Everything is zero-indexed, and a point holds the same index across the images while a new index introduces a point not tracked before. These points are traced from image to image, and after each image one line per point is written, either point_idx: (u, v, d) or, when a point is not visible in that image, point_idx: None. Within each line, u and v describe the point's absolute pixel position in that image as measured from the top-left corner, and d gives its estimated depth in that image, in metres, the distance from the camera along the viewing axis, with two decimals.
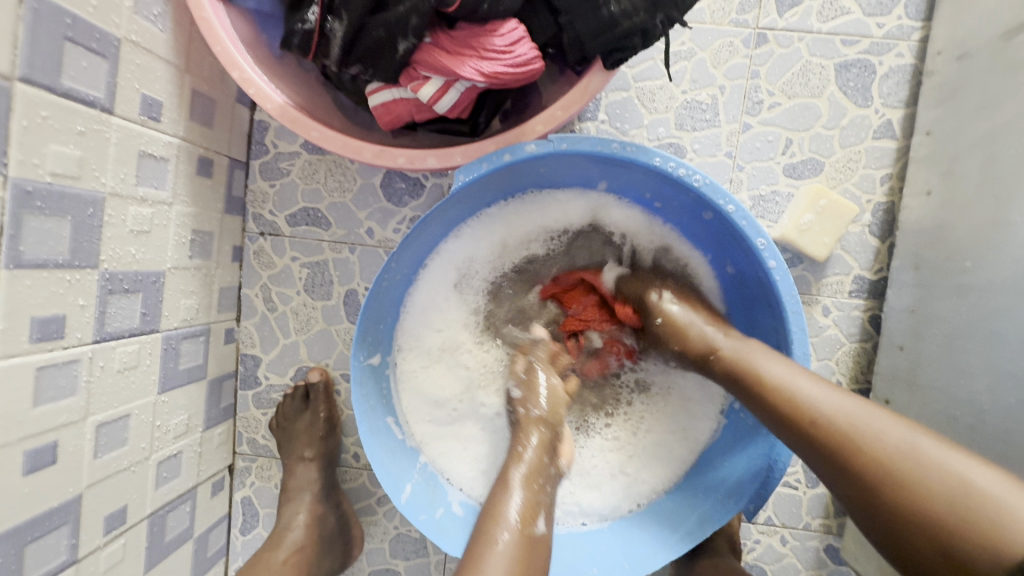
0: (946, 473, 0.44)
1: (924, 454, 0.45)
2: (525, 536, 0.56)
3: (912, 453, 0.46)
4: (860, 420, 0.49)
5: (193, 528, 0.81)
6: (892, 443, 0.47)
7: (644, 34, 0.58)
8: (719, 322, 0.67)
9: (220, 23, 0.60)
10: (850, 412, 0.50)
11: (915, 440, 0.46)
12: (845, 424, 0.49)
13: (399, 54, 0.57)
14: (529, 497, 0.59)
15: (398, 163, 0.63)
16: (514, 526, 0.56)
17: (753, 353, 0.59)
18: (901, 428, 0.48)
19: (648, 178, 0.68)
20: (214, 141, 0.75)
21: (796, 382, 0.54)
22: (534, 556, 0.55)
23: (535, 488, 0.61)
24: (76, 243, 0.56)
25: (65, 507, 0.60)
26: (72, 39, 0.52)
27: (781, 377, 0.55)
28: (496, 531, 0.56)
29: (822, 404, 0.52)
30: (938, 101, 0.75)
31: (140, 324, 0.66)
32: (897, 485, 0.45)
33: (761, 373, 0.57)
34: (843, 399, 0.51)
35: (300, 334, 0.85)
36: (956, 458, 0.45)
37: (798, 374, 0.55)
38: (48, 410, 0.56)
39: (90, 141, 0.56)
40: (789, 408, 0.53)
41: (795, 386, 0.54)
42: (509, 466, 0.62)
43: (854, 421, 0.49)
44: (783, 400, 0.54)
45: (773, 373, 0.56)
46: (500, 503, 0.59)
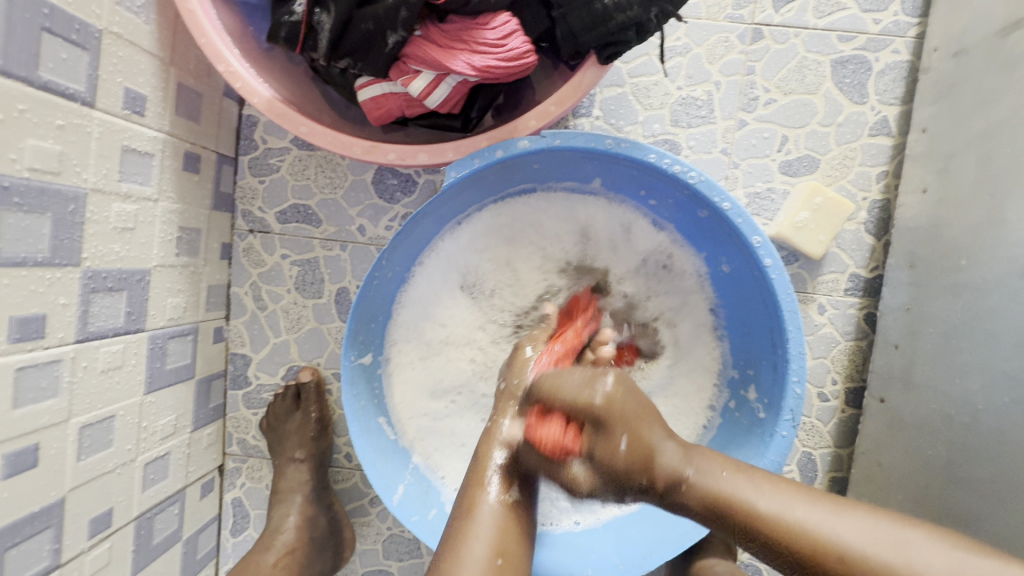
0: None
1: (892, 554, 0.42)
2: (503, 503, 0.57)
3: (881, 552, 0.42)
4: (819, 523, 0.45)
5: (182, 530, 0.79)
6: (864, 545, 0.43)
7: (639, 28, 0.56)
8: (649, 411, 0.53)
9: (205, 15, 0.59)
10: (808, 516, 0.46)
11: (878, 536, 0.43)
12: (859, 557, 0.42)
13: (389, 47, 0.56)
14: (510, 465, 0.59)
15: (389, 159, 0.62)
16: (496, 495, 0.57)
17: (684, 459, 0.52)
18: (863, 525, 0.44)
19: (643, 174, 0.67)
20: (201, 137, 0.73)
21: (744, 490, 0.49)
22: (514, 521, 0.56)
23: (516, 455, 0.59)
24: (56, 240, 0.55)
25: (46, 511, 0.58)
26: (50, 30, 0.51)
27: (765, 504, 0.47)
28: (478, 501, 0.56)
29: (828, 534, 0.44)
30: (934, 98, 0.74)
31: (125, 324, 0.65)
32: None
33: (700, 484, 0.50)
34: (842, 519, 0.45)
35: (290, 332, 0.83)
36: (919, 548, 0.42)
37: (740, 479, 0.50)
38: (29, 412, 0.54)
39: (70, 135, 0.55)
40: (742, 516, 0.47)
41: (791, 517, 0.46)
42: (488, 441, 0.60)
43: (853, 546, 0.43)
44: (732, 509, 0.48)
45: (705, 481, 0.50)
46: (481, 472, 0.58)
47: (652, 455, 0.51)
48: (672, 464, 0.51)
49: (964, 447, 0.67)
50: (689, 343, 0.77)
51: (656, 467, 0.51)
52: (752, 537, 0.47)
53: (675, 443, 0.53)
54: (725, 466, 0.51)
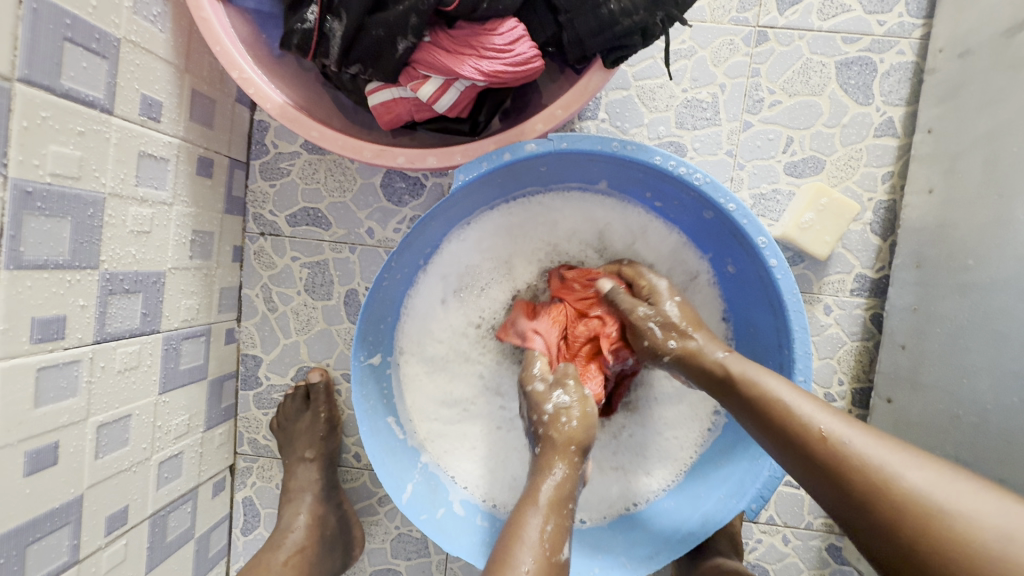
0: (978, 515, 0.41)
1: (951, 497, 0.42)
2: (551, 562, 0.55)
3: (933, 489, 0.43)
4: (879, 454, 0.47)
5: (195, 529, 0.81)
6: (916, 480, 0.44)
7: (644, 32, 0.57)
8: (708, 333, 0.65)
9: (219, 23, 0.61)
10: (868, 446, 0.47)
11: (937, 478, 0.44)
12: (867, 458, 0.47)
13: (398, 54, 0.57)
14: (557, 523, 0.57)
15: (398, 163, 0.63)
16: (541, 553, 0.55)
17: (757, 372, 0.57)
18: (921, 466, 0.45)
19: (648, 176, 0.67)
20: (214, 142, 0.75)
21: (816, 416, 0.51)
22: None
23: (562, 511, 0.58)
24: (76, 243, 0.56)
25: (66, 508, 0.60)
26: (71, 39, 0.52)
27: (794, 404, 0.53)
28: (521, 558, 0.54)
29: (843, 438, 0.48)
30: (939, 99, 0.74)
31: (141, 325, 0.66)
32: (930, 529, 0.42)
33: (772, 399, 0.54)
34: (859, 431, 0.49)
35: (300, 334, 0.85)
36: (983, 497, 0.42)
37: (811, 403, 0.53)
38: (49, 411, 0.56)
39: (90, 141, 0.56)
40: (808, 438, 0.50)
41: (815, 421, 0.51)
42: (536, 487, 0.59)
43: (859, 447, 0.47)
44: (804, 434, 0.50)
45: (781, 396, 0.54)
46: (521, 525, 0.56)
47: (710, 356, 0.61)
48: (750, 376, 0.57)
49: (973, 446, 0.67)
50: None
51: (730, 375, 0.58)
52: (816, 462, 0.49)
53: (708, 336, 0.63)
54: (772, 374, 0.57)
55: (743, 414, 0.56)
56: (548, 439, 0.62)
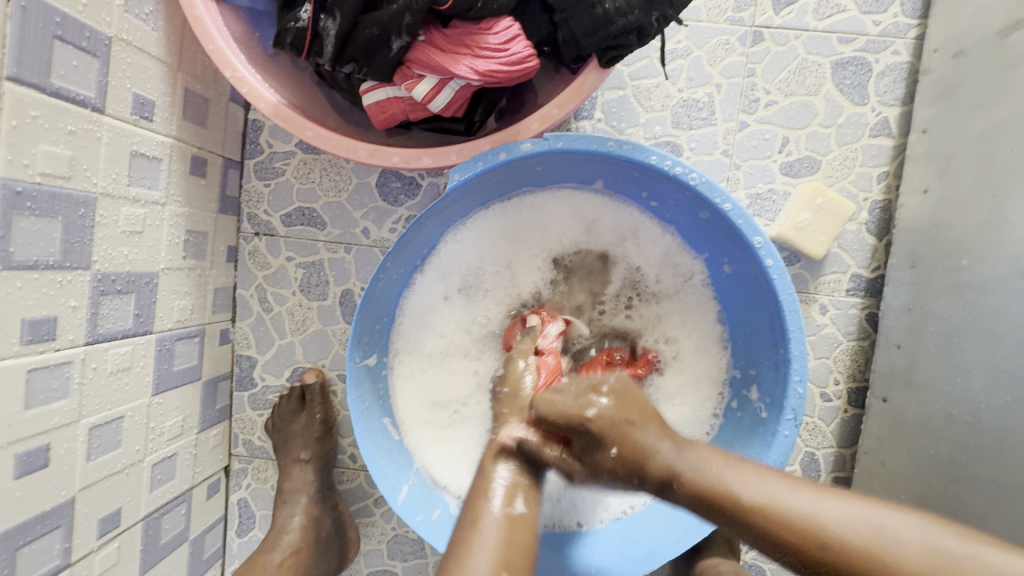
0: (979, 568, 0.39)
1: (944, 555, 0.40)
2: (509, 517, 0.52)
3: (854, 525, 0.42)
4: (862, 524, 0.42)
5: (189, 531, 0.80)
6: (839, 520, 0.43)
7: (640, 32, 0.57)
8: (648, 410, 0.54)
9: (212, 21, 0.60)
10: (786, 498, 0.45)
11: (852, 510, 0.44)
12: (853, 536, 0.42)
13: (393, 52, 0.57)
14: (509, 476, 0.55)
15: (393, 163, 0.63)
16: (496, 509, 0.52)
17: (638, 430, 0.51)
18: (902, 523, 0.42)
19: (644, 176, 0.67)
20: (207, 141, 0.74)
21: (735, 478, 0.48)
22: (520, 538, 0.51)
23: (517, 466, 0.56)
24: (67, 243, 0.56)
25: (57, 510, 0.59)
26: (61, 37, 0.52)
27: (759, 495, 0.46)
28: (478, 518, 0.52)
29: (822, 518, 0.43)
30: (934, 99, 0.75)
31: (134, 326, 0.66)
32: None
33: (730, 493, 0.47)
34: (832, 503, 0.44)
35: (295, 334, 0.84)
36: (899, 520, 0.42)
37: (772, 483, 0.47)
38: (41, 413, 0.55)
39: (81, 141, 0.56)
40: (731, 507, 0.46)
41: (789, 506, 0.45)
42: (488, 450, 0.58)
43: (841, 528, 0.43)
44: (780, 529, 0.44)
45: (692, 459, 0.50)
46: (482, 482, 0.55)
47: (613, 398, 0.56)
48: (626, 437, 0.51)
49: (967, 445, 0.67)
50: (692, 344, 0.77)
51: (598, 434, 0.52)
52: (738, 519, 0.46)
53: (657, 427, 0.52)
54: (716, 458, 0.50)
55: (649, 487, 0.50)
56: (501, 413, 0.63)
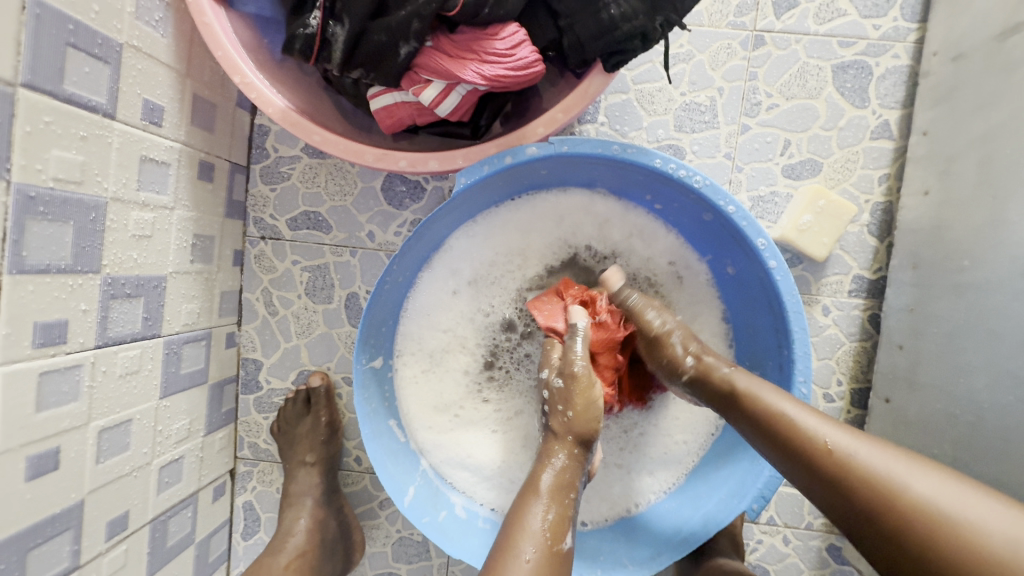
0: (982, 527, 0.41)
1: (955, 507, 0.42)
2: (555, 552, 0.55)
3: (935, 497, 0.43)
4: (882, 466, 0.46)
5: (195, 534, 0.80)
6: (922, 491, 0.44)
7: (644, 37, 0.58)
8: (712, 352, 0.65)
9: (221, 28, 0.61)
10: (874, 458, 0.47)
11: (941, 487, 0.44)
12: (869, 468, 0.46)
13: (400, 58, 0.57)
14: (560, 511, 0.58)
15: (400, 166, 0.64)
16: (543, 540, 0.55)
17: (766, 389, 0.57)
18: (923, 473, 0.45)
19: (648, 179, 0.68)
20: (215, 146, 0.75)
21: (779, 402, 0.55)
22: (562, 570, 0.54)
23: (566, 501, 0.59)
24: (78, 247, 0.56)
25: (67, 513, 0.59)
26: (74, 45, 0.52)
27: (795, 417, 0.53)
28: (522, 547, 0.54)
29: (845, 448, 0.49)
30: (934, 102, 0.75)
31: (142, 329, 0.66)
32: (937, 542, 0.41)
33: (775, 415, 0.54)
34: (859, 441, 0.49)
35: (301, 337, 0.85)
36: (980, 503, 0.42)
37: (817, 416, 0.52)
38: (51, 416, 0.56)
39: (92, 146, 0.56)
40: (813, 452, 0.50)
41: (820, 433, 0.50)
42: (540, 472, 0.61)
43: (861, 457, 0.47)
44: (807, 448, 0.50)
45: (789, 415, 0.53)
46: (525, 513, 0.57)
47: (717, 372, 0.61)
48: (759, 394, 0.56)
49: (969, 444, 0.67)
50: None
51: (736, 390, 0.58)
52: (772, 437, 0.54)
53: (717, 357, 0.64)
54: (770, 387, 0.57)
55: (757, 435, 0.55)
56: (553, 433, 0.64)
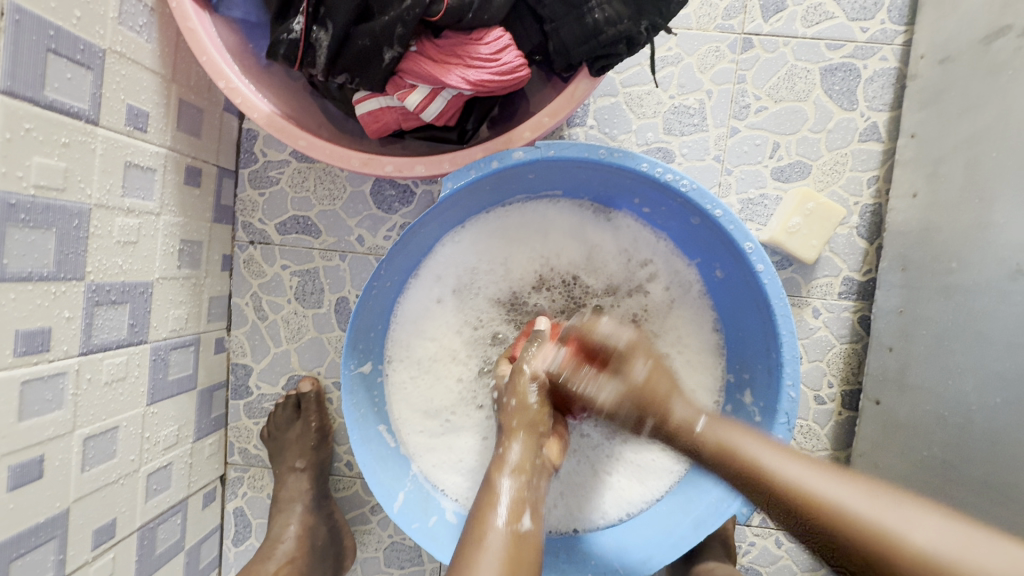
0: (998, 575, 0.37)
1: (962, 553, 0.39)
2: (513, 533, 0.55)
3: (909, 528, 0.41)
4: (876, 512, 0.43)
5: (184, 541, 0.80)
6: (920, 536, 0.40)
7: (629, 41, 0.57)
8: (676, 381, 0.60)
9: (205, 32, 0.61)
10: (843, 492, 0.45)
11: (938, 529, 0.40)
12: (863, 515, 0.43)
13: (385, 63, 0.57)
14: (518, 495, 0.58)
15: (386, 171, 0.63)
16: (502, 525, 0.55)
17: (729, 428, 0.54)
18: (919, 516, 0.42)
19: (636, 183, 0.68)
20: (202, 151, 0.74)
21: (758, 453, 0.51)
22: (521, 552, 0.53)
23: (523, 485, 0.59)
24: (61, 255, 0.56)
25: (51, 522, 0.59)
26: (55, 51, 0.52)
27: (777, 466, 0.49)
28: (483, 531, 0.54)
29: (832, 494, 0.45)
30: (921, 104, 0.75)
31: (128, 336, 0.66)
32: None
33: (757, 467, 0.49)
34: (845, 485, 0.45)
35: (291, 342, 0.84)
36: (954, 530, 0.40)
37: (798, 464, 0.49)
38: (34, 424, 0.55)
39: (75, 152, 0.56)
40: (796, 504, 0.46)
41: (805, 481, 0.47)
42: (495, 470, 0.61)
43: (851, 505, 0.44)
44: (793, 499, 0.46)
45: (769, 464, 0.49)
46: (488, 503, 0.57)
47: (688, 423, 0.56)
48: (722, 434, 0.54)
49: (958, 446, 0.68)
50: (684, 349, 0.78)
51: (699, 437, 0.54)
52: (758, 495, 0.49)
53: (687, 402, 0.59)
54: (746, 435, 0.53)
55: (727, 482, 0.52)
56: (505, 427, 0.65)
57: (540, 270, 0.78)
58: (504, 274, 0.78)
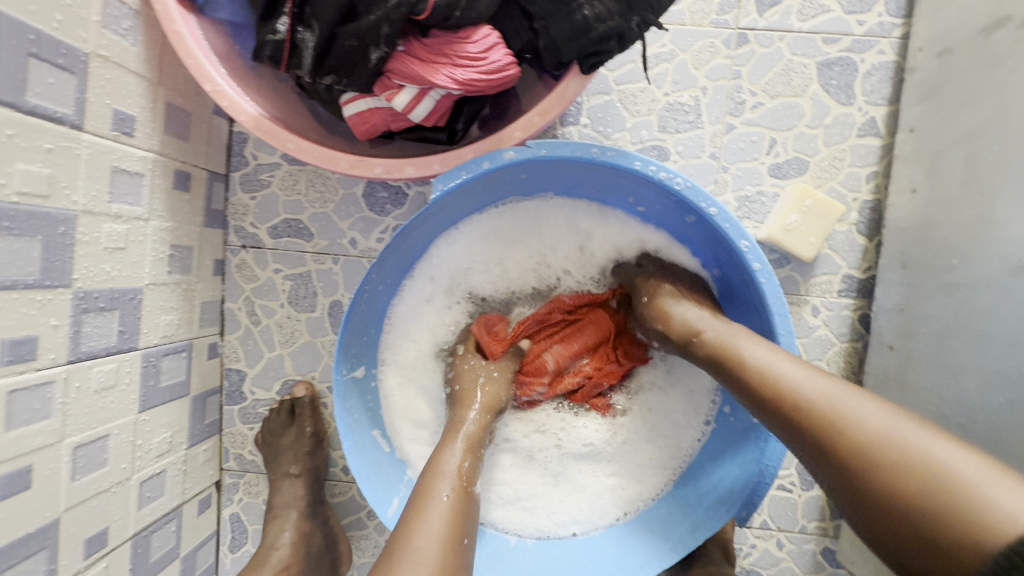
0: (909, 446, 0.41)
1: (888, 430, 0.43)
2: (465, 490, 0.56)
3: (891, 435, 0.42)
4: (827, 396, 0.47)
5: (180, 548, 0.79)
6: (858, 416, 0.44)
7: (620, 37, 0.56)
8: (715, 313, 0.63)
9: (190, 35, 0.60)
10: (835, 400, 0.46)
11: (881, 412, 0.44)
12: (816, 400, 0.47)
13: (372, 63, 0.56)
14: (470, 461, 0.59)
15: (375, 173, 0.62)
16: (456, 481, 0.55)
17: (733, 334, 0.57)
18: (866, 402, 0.45)
19: (630, 182, 0.67)
20: (191, 155, 0.74)
21: (743, 344, 0.55)
22: (471, 505, 0.55)
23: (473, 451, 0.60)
24: (47, 262, 0.55)
25: (41, 532, 0.58)
26: (36, 55, 0.51)
27: (755, 355, 0.54)
28: (437, 486, 0.54)
29: (795, 381, 0.49)
30: (920, 98, 0.74)
31: (118, 342, 0.65)
32: (869, 462, 0.42)
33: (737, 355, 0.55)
34: (807, 374, 0.50)
35: (285, 347, 0.84)
36: (944, 444, 0.41)
37: (780, 356, 0.53)
38: (22, 434, 0.55)
39: (59, 158, 0.55)
40: (764, 386, 0.51)
41: (775, 370, 0.51)
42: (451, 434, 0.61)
43: (807, 390, 0.48)
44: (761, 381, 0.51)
45: (750, 354, 0.54)
46: (441, 461, 0.58)
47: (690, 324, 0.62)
48: (733, 346, 0.56)
49: None
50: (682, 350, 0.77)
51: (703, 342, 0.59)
52: (733, 377, 0.55)
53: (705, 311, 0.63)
54: (739, 329, 0.58)
55: (745, 398, 0.53)
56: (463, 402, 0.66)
57: (536, 270, 0.78)
58: (495, 276, 0.78)
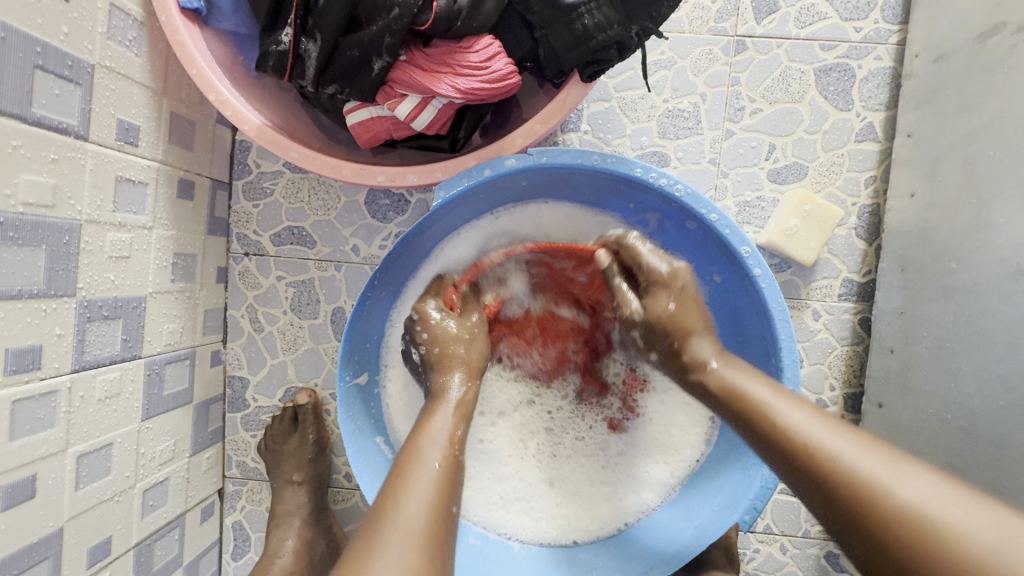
0: (970, 529, 0.38)
1: (944, 509, 0.40)
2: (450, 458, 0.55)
3: (929, 507, 0.40)
4: (870, 465, 0.44)
5: (182, 556, 0.79)
6: (909, 492, 0.41)
7: (620, 46, 0.58)
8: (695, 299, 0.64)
9: (195, 45, 0.60)
10: (863, 462, 0.44)
11: (929, 488, 0.41)
12: (860, 472, 0.43)
13: (375, 73, 0.57)
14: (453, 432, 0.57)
15: (378, 181, 0.63)
16: (444, 449, 0.55)
17: (758, 389, 0.54)
18: (914, 476, 0.42)
19: (630, 188, 0.67)
20: (194, 164, 0.74)
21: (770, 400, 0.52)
22: (455, 476, 0.53)
23: (458, 421, 0.59)
24: (52, 272, 0.55)
25: (45, 541, 0.58)
26: (42, 67, 0.52)
27: (785, 414, 0.50)
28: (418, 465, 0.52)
29: (835, 447, 0.46)
30: (917, 104, 0.75)
31: (121, 351, 0.65)
32: (923, 547, 0.39)
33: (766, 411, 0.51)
34: (844, 437, 0.46)
35: (287, 354, 0.84)
36: (992, 514, 0.39)
37: (811, 415, 0.49)
38: (25, 444, 0.55)
39: (64, 168, 0.55)
40: (798, 449, 0.47)
41: (809, 431, 0.48)
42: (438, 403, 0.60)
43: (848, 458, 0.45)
44: (794, 442, 0.48)
45: (781, 413, 0.50)
46: (429, 426, 0.57)
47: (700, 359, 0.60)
48: (753, 395, 0.53)
49: (962, 450, 0.67)
50: None
51: (716, 392, 0.57)
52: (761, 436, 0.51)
53: (713, 342, 0.62)
54: (764, 384, 0.54)
55: (775, 461, 0.49)
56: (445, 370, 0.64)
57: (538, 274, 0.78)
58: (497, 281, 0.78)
